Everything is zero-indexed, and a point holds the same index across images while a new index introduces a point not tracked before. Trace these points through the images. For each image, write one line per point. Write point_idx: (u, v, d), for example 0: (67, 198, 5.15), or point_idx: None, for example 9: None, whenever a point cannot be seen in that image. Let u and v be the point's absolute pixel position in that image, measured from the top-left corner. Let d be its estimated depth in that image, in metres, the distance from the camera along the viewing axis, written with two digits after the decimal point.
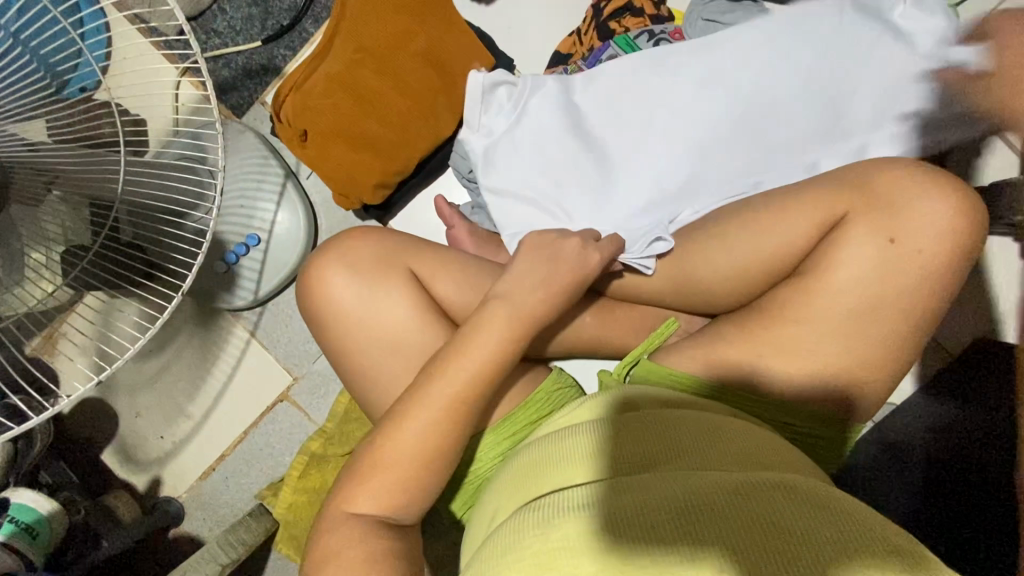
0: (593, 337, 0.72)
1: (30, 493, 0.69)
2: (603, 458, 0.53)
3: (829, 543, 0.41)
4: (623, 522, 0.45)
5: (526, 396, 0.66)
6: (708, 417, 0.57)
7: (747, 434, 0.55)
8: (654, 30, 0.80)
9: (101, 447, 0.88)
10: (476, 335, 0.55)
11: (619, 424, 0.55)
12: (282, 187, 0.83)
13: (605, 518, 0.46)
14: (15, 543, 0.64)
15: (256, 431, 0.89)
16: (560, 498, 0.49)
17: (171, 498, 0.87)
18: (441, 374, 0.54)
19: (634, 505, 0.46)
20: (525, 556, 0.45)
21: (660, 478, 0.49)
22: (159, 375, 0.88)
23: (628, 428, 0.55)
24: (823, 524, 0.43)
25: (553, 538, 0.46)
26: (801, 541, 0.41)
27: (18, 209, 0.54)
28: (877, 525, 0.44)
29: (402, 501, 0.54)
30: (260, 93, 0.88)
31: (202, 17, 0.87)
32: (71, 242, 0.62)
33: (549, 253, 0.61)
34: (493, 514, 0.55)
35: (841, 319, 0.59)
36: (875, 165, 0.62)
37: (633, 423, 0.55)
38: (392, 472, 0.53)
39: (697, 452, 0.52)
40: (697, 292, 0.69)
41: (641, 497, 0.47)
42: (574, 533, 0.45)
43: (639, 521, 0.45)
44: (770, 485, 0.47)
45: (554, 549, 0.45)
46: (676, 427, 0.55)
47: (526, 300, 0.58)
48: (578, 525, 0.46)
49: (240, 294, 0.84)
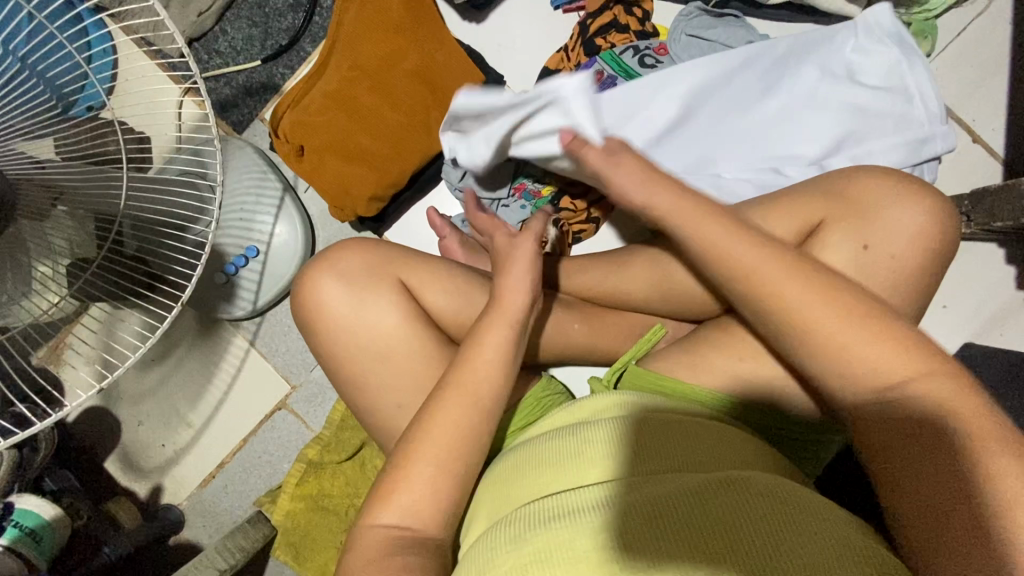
0: (582, 344, 0.74)
1: (33, 499, 0.70)
2: (583, 464, 0.54)
3: (796, 549, 0.43)
4: (603, 530, 0.46)
5: (515, 402, 0.68)
6: (685, 418, 0.58)
7: (724, 435, 0.57)
8: (638, 45, 0.82)
9: (104, 455, 0.90)
10: None
11: (596, 426, 0.57)
12: (280, 200, 0.86)
13: (585, 527, 0.47)
14: (19, 548, 0.66)
15: (256, 439, 0.91)
16: (540, 504, 0.50)
17: (172, 505, 0.89)
18: None
19: (613, 512, 0.47)
20: (508, 564, 0.47)
21: (635, 482, 0.51)
22: (161, 384, 0.90)
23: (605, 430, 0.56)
24: (793, 529, 0.44)
25: (531, 547, 0.47)
26: (769, 547, 0.43)
27: (27, 224, 0.56)
28: (843, 523, 0.46)
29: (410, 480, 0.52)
30: (260, 109, 0.91)
31: (204, 38, 0.90)
32: (76, 254, 0.64)
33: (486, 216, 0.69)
34: (479, 517, 0.57)
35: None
36: (852, 174, 0.63)
37: (611, 426, 0.56)
38: None
39: (671, 455, 0.53)
40: (681, 299, 0.70)
41: (618, 504, 0.48)
42: (555, 540, 0.47)
43: (617, 530, 0.46)
44: (739, 484, 0.48)
45: (534, 560, 0.46)
46: (654, 431, 0.56)
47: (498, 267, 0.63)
48: (559, 532, 0.47)
49: (239, 305, 0.87)
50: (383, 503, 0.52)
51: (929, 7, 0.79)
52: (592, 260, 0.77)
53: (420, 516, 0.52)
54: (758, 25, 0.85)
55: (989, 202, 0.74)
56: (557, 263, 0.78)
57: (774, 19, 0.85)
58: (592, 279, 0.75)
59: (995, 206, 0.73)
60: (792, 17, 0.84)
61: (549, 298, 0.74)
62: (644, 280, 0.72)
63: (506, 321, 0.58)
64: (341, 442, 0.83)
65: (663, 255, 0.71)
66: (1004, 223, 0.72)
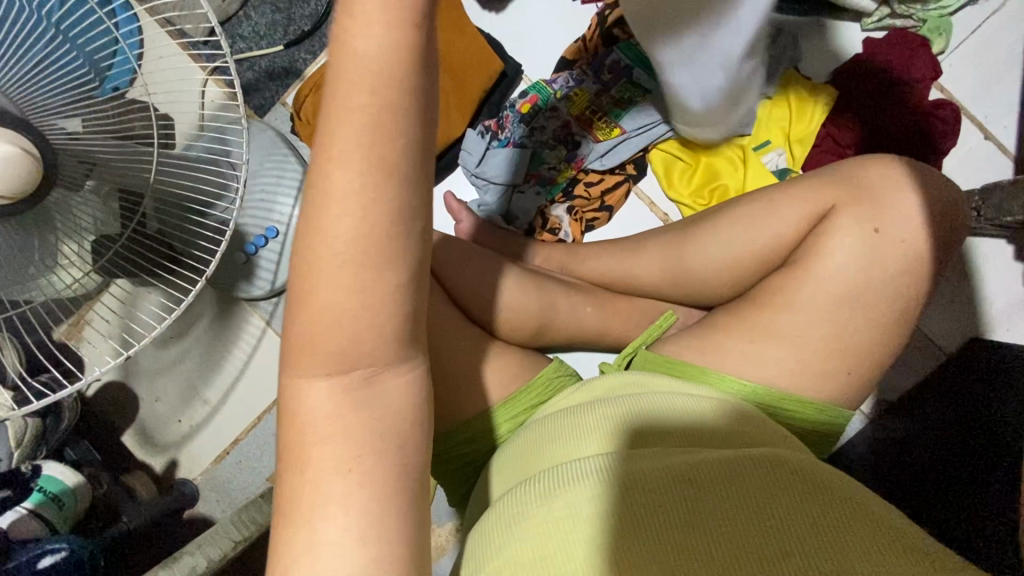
0: (594, 328, 0.75)
1: (58, 465, 0.73)
2: (604, 437, 0.55)
3: (812, 517, 0.44)
4: (622, 496, 0.48)
5: (530, 379, 0.68)
6: (702, 398, 0.60)
7: (743, 415, 0.58)
8: None
9: (121, 429, 0.92)
10: None
11: (617, 403, 0.58)
12: (299, 182, 0.87)
13: (604, 493, 0.48)
14: (43, 511, 0.68)
15: (270, 416, 0.92)
16: (559, 471, 0.52)
17: (186, 479, 0.91)
18: None
19: (633, 480, 0.49)
20: (529, 523, 0.48)
21: (655, 455, 0.52)
22: (179, 360, 0.92)
23: (625, 407, 0.58)
24: (810, 500, 0.46)
25: (553, 508, 0.48)
26: (786, 515, 0.45)
27: (58, 196, 0.58)
28: (857, 497, 0.47)
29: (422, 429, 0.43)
30: (281, 93, 0.93)
31: (229, 23, 0.92)
32: (100, 231, 0.65)
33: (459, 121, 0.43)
34: (496, 487, 0.58)
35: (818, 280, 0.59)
36: (861, 164, 0.65)
37: (632, 404, 0.58)
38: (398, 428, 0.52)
39: (692, 434, 0.55)
40: (693, 284, 0.72)
41: (639, 472, 0.50)
42: (575, 503, 0.48)
43: (638, 495, 0.48)
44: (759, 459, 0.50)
45: (554, 520, 0.48)
46: (672, 409, 0.58)
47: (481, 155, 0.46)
48: (579, 496, 0.48)
49: (258, 284, 0.89)
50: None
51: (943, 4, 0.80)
52: (604, 246, 0.78)
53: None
54: None
55: (998, 197, 0.75)
56: (570, 248, 0.79)
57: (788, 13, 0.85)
58: (605, 264, 0.76)
59: (1005, 201, 0.74)
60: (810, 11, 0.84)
61: (563, 282, 0.75)
62: (656, 264, 0.73)
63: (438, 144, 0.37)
64: None
65: (676, 241, 0.73)
66: (1012, 217, 0.74)
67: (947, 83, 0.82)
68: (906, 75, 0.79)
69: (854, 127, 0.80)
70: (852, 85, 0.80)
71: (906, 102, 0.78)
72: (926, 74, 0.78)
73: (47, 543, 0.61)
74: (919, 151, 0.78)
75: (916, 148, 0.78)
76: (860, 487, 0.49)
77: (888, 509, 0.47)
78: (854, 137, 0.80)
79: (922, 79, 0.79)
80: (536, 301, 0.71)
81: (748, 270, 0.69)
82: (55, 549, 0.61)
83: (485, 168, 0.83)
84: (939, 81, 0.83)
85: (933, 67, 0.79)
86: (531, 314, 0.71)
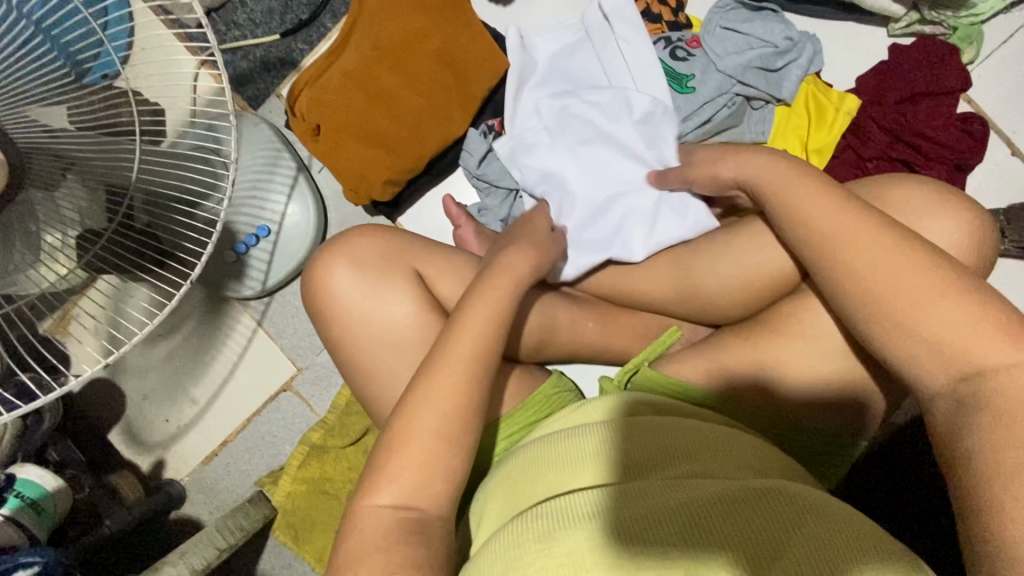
0: (595, 343, 0.72)
1: (35, 469, 0.70)
2: (601, 466, 0.53)
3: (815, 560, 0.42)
4: (619, 536, 0.46)
5: (523, 400, 0.66)
6: (702, 421, 0.58)
7: (744, 442, 0.55)
8: (670, 36, 0.79)
9: (108, 426, 0.90)
10: (467, 328, 0.54)
11: (614, 428, 0.56)
12: (293, 180, 0.84)
13: (597, 531, 0.46)
14: (20, 518, 0.66)
15: (260, 419, 0.90)
16: (551, 507, 0.50)
17: (174, 480, 0.89)
18: (439, 361, 0.53)
19: (629, 517, 0.47)
20: (528, 569, 0.46)
21: (655, 487, 0.50)
22: (166, 359, 0.90)
23: (621, 432, 0.55)
24: (816, 539, 0.44)
25: (565, 555, 0.46)
26: (787, 556, 0.43)
27: (36, 194, 0.54)
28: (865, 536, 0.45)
29: (428, 471, 0.51)
30: (277, 85, 0.89)
31: (223, 9, 0.88)
32: (85, 225, 0.62)
33: (460, 310, 0.56)
34: (491, 516, 0.56)
35: (877, 297, 0.51)
36: (884, 183, 0.61)
37: (627, 427, 0.56)
38: (409, 454, 0.51)
39: (692, 460, 0.53)
40: (700, 302, 0.68)
41: (636, 510, 0.47)
42: (571, 546, 0.46)
43: (634, 536, 0.46)
44: (761, 493, 0.47)
45: (552, 566, 0.45)
46: (669, 433, 0.55)
47: (478, 327, 0.55)
48: (576, 536, 0.46)
49: (249, 284, 0.86)
50: (387, 476, 0.51)
51: (977, 11, 0.75)
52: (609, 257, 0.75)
53: (429, 497, 0.51)
54: (795, 20, 0.81)
55: None
56: None
57: (812, 15, 0.81)
58: (608, 276, 0.73)
59: None
60: (833, 13, 0.80)
61: (565, 295, 0.72)
62: (662, 280, 0.70)
63: (459, 323, 0.55)
64: (346, 426, 0.84)
65: (685, 255, 0.70)
66: None
67: (979, 94, 0.78)
68: (936, 86, 0.74)
69: (878, 141, 0.75)
70: (876, 96, 0.76)
71: (936, 114, 0.74)
72: (958, 85, 0.74)
73: (21, 556, 0.59)
74: (944, 169, 0.74)
75: (942, 165, 0.74)
76: (870, 525, 0.46)
77: (901, 553, 0.44)
78: (876, 151, 0.76)
79: (951, 91, 0.74)
80: (538, 316, 0.68)
81: (762, 291, 0.65)
82: (27, 563, 0.58)
83: (487, 170, 0.80)
84: (968, 93, 0.78)
85: (965, 78, 0.74)
86: (530, 329, 0.68)
